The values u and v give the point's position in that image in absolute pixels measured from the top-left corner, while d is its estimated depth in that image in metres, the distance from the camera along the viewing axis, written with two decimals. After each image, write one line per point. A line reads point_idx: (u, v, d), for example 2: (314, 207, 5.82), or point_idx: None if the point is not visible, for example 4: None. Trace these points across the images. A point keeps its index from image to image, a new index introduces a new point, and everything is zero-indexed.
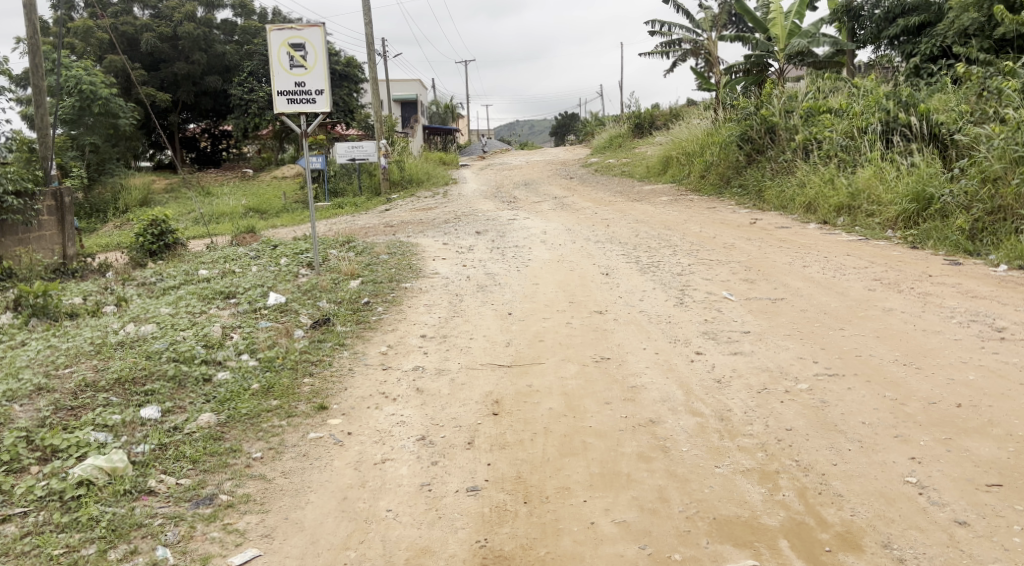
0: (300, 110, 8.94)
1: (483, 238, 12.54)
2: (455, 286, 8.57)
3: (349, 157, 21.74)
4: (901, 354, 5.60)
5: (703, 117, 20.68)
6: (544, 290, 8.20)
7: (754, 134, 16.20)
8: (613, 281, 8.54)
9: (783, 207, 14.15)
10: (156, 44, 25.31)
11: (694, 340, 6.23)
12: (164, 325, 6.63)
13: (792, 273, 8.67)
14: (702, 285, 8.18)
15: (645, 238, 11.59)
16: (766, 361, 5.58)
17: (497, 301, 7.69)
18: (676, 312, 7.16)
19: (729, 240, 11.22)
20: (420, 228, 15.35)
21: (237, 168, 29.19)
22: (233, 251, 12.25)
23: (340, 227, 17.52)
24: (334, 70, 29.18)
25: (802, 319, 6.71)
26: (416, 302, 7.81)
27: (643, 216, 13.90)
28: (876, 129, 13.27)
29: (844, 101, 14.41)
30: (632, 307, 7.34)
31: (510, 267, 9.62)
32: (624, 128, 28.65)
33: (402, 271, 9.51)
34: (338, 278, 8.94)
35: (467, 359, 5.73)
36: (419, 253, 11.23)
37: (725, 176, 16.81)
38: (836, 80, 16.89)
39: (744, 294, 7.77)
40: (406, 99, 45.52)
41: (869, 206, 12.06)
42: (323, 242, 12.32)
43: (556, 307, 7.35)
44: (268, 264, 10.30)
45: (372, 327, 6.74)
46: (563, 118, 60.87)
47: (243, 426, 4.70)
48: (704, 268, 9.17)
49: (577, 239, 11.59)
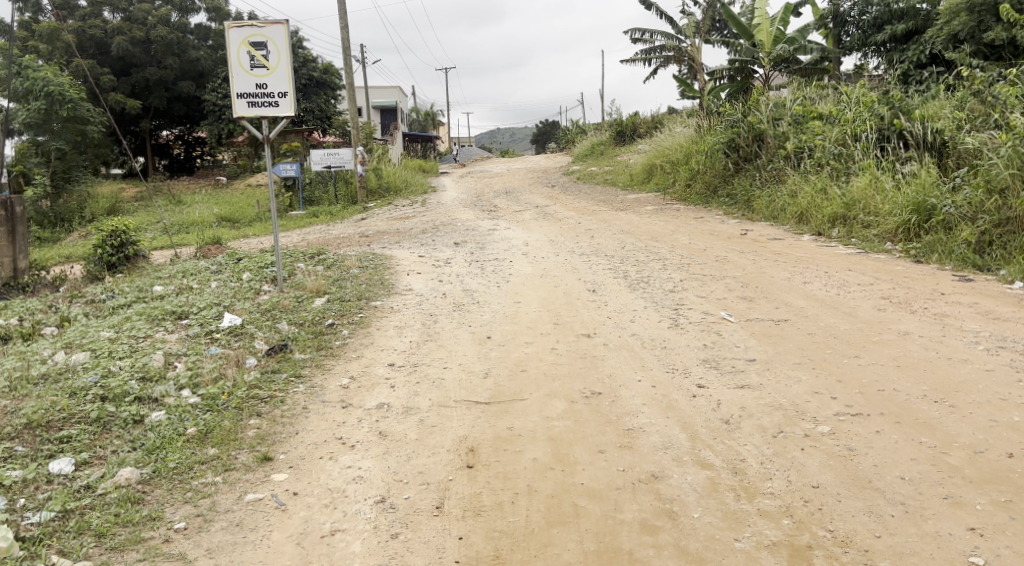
0: (262, 114, 8.23)
1: (461, 249, 11.86)
2: (428, 305, 7.88)
3: (325, 165, 21.05)
4: (929, 387, 4.99)
5: (687, 124, 20.14)
6: (525, 309, 7.52)
7: (741, 142, 15.61)
8: (601, 298, 7.89)
9: (773, 217, 13.54)
10: (127, 48, 24.46)
11: (695, 369, 5.58)
12: (100, 352, 5.89)
13: (793, 289, 8.06)
14: (698, 304, 7.55)
15: (632, 250, 10.94)
16: (778, 396, 4.94)
17: (474, 322, 7.02)
18: (672, 335, 6.50)
19: (721, 253, 10.61)
20: (396, 239, 14.66)
21: (210, 176, 28.38)
22: (194, 264, 11.49)
23: (313, 237, 16.77)
24: (311, 76, 28.43)
25: (811, 344, 6.08)
26: (386, 323, 7.11)
27: (628, 227, 13.29)
28: (869, 137, 12.75)
29: (834, 107, 13.86)
30: (623, 329, 6.68)
31: (489, 283, 8.94)
32: (606, 136, 28.12)
33: (372, 288, 8.81)
34: (302, 295, 8.24)
35: (438, 395, 5.04)
36: (392, 267, 10.54)
37: (712, 185, 16.22)
38: (824, 88, 16.38)
39: (743, 314, 7.13)
40: (384, 107, 44.86)
41: (866, 217, 11.47)
42: (292, 255, 11.61)
43: (538, 330, 6.67)
44: (229, 279, 9.58)
45: (334, 354, 6.04)
46: (544, 126, 60.36)
47: (168, 485, 4.03)
48: (697, 284, 8.52)
49: (561, 252, 10.92)
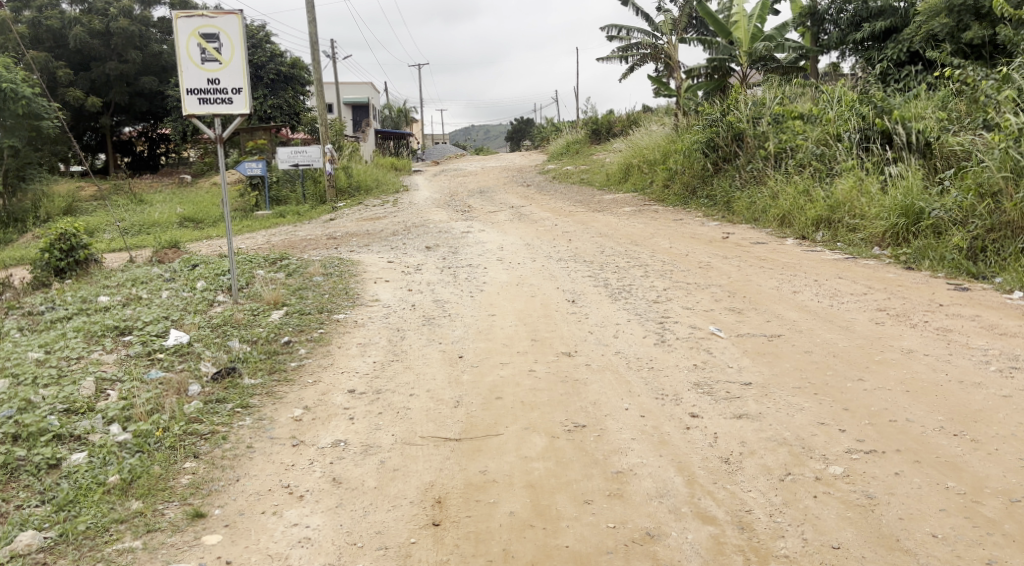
0: (215, 112, 7.61)
1: (432, 254, 11.31)
2: (396, 319, 7.32)
3: (292, 163, 20.38)
4: (945, 414, 4.55)
5: (663, 123, 19.67)
6: (500, 323, 6.98)
7: (720, 142, 15.12)
8: (581, 310, 7.38)
9: (754, 219, 13.12)
10: (86, 41, 23.58)
11: (687, 395, 5.09)
12: (23, 378, 5.32)
13: (784, 300, 7.59)
14: (683, 316, 7.06)
15: (611, 255, 10.45)
16: (781, 428, 4.47)
17: (445, 339, 6.49)
18: (659, 354, 6.00)
19: (704, 258, 10.14)
20: (365, 241, 14.11)
21: (174, 173, 27.57)
22: (146, 270, 10.86)
23: (278, 239, 16.12)
24: (279, 71, 27.66)
25: (810, 364, 5.60)
26: (348, 341, 6.55)
27: (606, 230, 12.84)
28: (851, 137, 12.32)
29: (815, 106, 13.42)
30: (606, 346, 6.17)
31: (462, 292, 8.40)
32: (580, 134, 27.61)
33: (336, 298, 8.24)
34: (259, 308, 7.69)
35: (402, 429, 4.52)
36: (358, 273, 9.97)
37: (691, 186, 15.76)
38: (804, 87, 15.96)
39: (733, 328, 6.64)
40: (356, 103, 44.12)
41: (852, 220, 11.04)
42: (253, 261, 11.02)
43: (514, 348, 6.15)
44: (182, 289, 8.98)
45: (289, 380, 5.50)
46: (518, 123, 59.67)
47: (76, 552, 3.53)
48: (682, 294, 8.03)
49: (537, 257, 10.39)
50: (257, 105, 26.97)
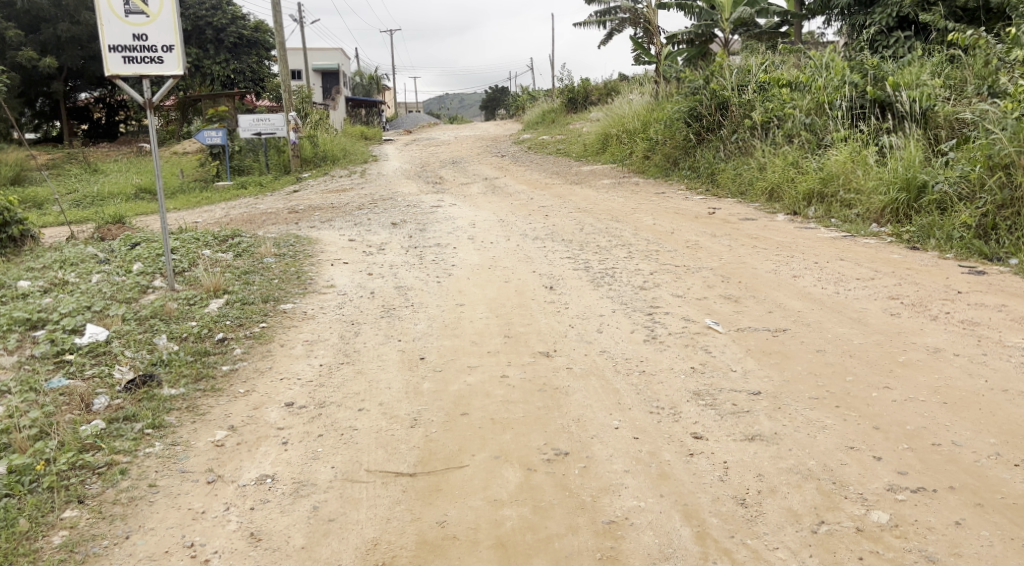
0: (143, 73, 6.70)
1: (398, 231, 10.46)
2: (351, 310, 6.48)
3: (254, 131, 19.25)
4: (997, 433, 3.85)
5: (643, 91, 18.77)
6: (469, 315, 6.16)
7: (703, 111, 14.17)
8: (560, 299, 6.60)
9: (740, 193, 12.35)
10: (33, 1, 22.23)
11: (686, 406, 4.32)
12: None
13: (783, 286, 6.80)
14: (675, 306, 6.29)
15: (591, 233, 9.68)
16: (803, 453, 3.70)
17: (405, 336, 5.69)
18: (649, 353, 5.21)
19: (691, 237, 9.35)
20: (327, 215, 13.24)
21: (132, 141, 26.29)
22: (82, 250, 9.91)
23: (236, 212, 15.17)
24: (241, 34, 26.40)
25: (825, 366, 4.82)
26: (292, 339, 5.74)
27: (584, 203, 12.06)
28: (843, 106, 11.52)
29: (805, 73, 12.61)
30: (590, 345, 5.40)
31: (427, 277, 7.55)
32: (556, 102, 26.61)
33: (285, 284, 7.39)
34: (196, 298, 6.87)
35: (346, 458, 3.77)
36: (314, 254, 9.11)
37: (673, 157, 14.86)
38: (791, 54, 15.12)
39: (731, 321, 5.84)
40: (326, 69, 42.74)
41: (847, 195, 10.25)
42: (201, 239, 10.11)
43: (484, 347, 5.35)
44: (115, 274, 8.11)
45: (217, 390, 4.72)
46: (492, 91, 58.35)
47: None
48: (671, 279, 7.24)
49: (511, 235, 9.56)
50: (219, 70, 25.71)
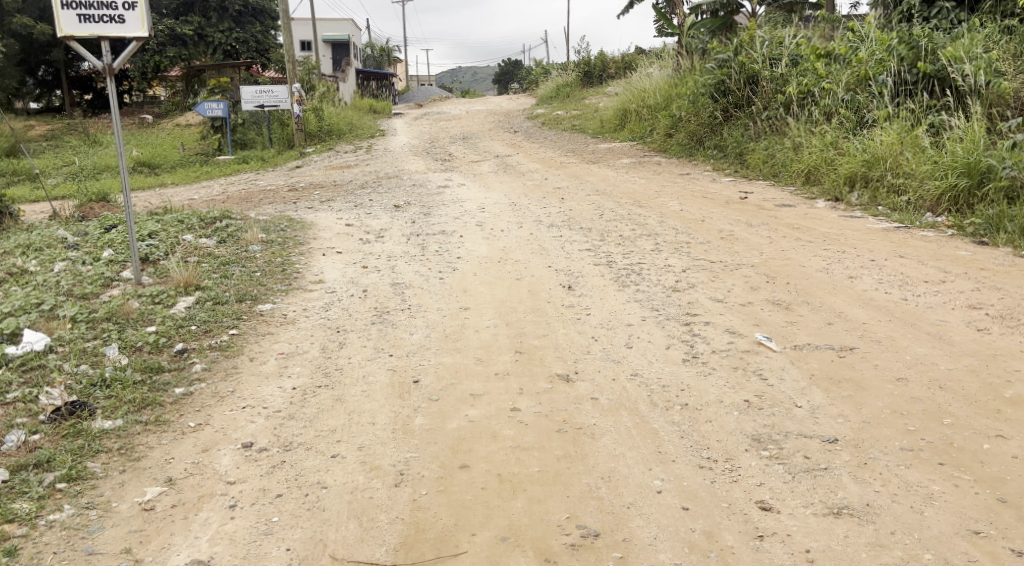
0: (101, 33, 5.79)
1: (401, 214, 9.56)
2: (339, 313, 5.60)
3: (257, 104, 18.20)
4: None
5: (663, 63, 17.66)
6: (474, 324, 5.28)
7: (731, 86, 13.06)
8: (580, 303, 5.70)
9: (773, 175, 11.25)
10: None
11: (745, 457, 3.42)
12: None
13: (841, 290, 5.83)
14: (716, 315, 5.36)
15: (612, 220, 8.76)
16: (910, 539, 2.90)
17: (399, 350, 4.80)
18: (691, 379, 4.30)
19: (724, 226, 8.39)
20: (328, 194, 12.35)
21: (134, 112, 25.31)
22: (53, 232, 9.05)
23: (234, 188, 14.32)
24: (246, 2, 25.46)
25: (912, 401, 3.88)
26: (264, 351, 4.86)
27: (603, 185, 11.14)
28: (887, 81, 10.42)
29: (844, 45, 11.52)
30: (618, 366, 4.51)
31: (429, 272, 6.64)
32: (571, 76, 25.48)
33: (267, 279, 6.53)
34: (162, 295, 6.02)
35: (311, 539, 2.98)
36: (305, 241, 8.21)
37: (697, 136, 13.66)
38: (825, 25, 13.98)
39: (785, 336, 4.90)
40: (336, 40, 41.65)
41: (895, 179, 9.20)
42: (184, 222, 9.21)
43: (491, 367, 4.47)
44: (80, 264, 7.25)
45: (161, 423, 3.85)
46: (505, 65, 56.99)
47: None
48: (707, 279, 6.31)
49: (523, 222, 8.62)
50: (222, 39, 24.75)
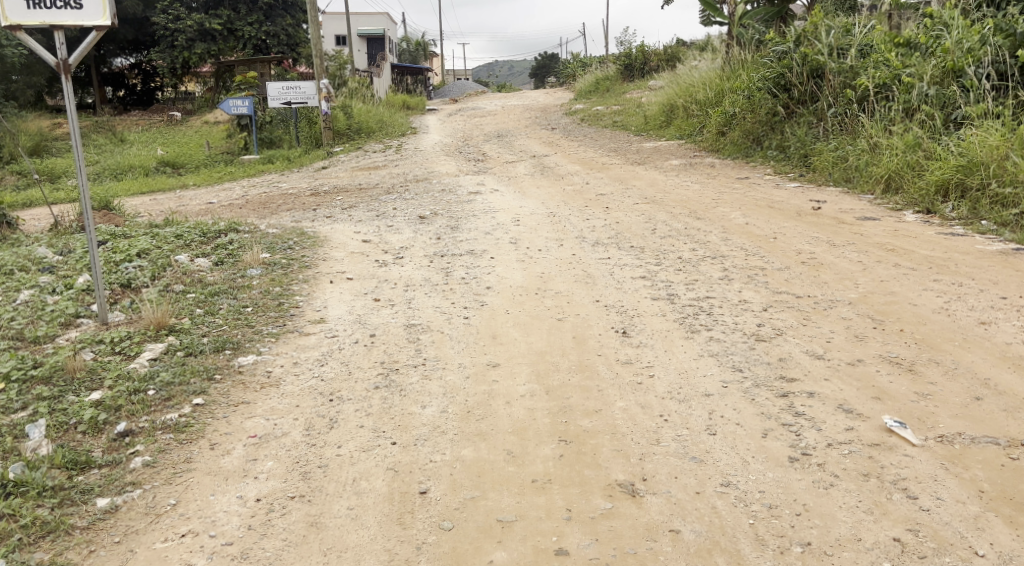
0: (53, 22, 4.57)
1: (424, 228, 8.40)
2: (335, 369, 4.45)
3: (285, 101, 17.15)
4: None
5: (713, 54, 16.23)
6: (505, 389, 4.09)
7: (793, 79, 11.60)
8: (640, 358, 4.49)
9: (846, 179, 9.75)
10: None
11: None
12: None
13: (977, 343, 4.55)
14: (819, 382, 4.10)
15: (666, 238, 7.48)
16: None
17: (403, 432, 3.64)
18: (807, 493, 3.12)
19: (802, 246, 7.07)
20: (350, 200, 11.28)
21: (163, 110, 24.39)
22: (36, 248, 7.98)
23: (254, 192, 13.29)
24: None
25: None
26: (231, 434, 3.67)
27: (652, 192, 9.85)
28: (980, 71, 8.93)
29: (924, 31, 10.05)
30: (700, 461, 3.33)
31: (452, 308, 5.46)
32: (611, 69, 24.11)
33: (258, 318, 5.38)
34: (124, 341, 4.91)
35: None
36: (312, 262, 7.07)
37: (754, 134, 12.17)
38: (898, 13, 12.47)
39: (921, 417, 3.69)
40: (371, 34, 40.48)
41: (1000, 187, 7.73)
42: (183, 238, 8.11)
43: (529, 467, 3.32)
44: (48, 293, 6.16)
45: None
46: (542, 59, 55.71)
47: None
48: (797, 322, 5.04)
49: (564, 239, 7.40)
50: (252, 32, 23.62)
